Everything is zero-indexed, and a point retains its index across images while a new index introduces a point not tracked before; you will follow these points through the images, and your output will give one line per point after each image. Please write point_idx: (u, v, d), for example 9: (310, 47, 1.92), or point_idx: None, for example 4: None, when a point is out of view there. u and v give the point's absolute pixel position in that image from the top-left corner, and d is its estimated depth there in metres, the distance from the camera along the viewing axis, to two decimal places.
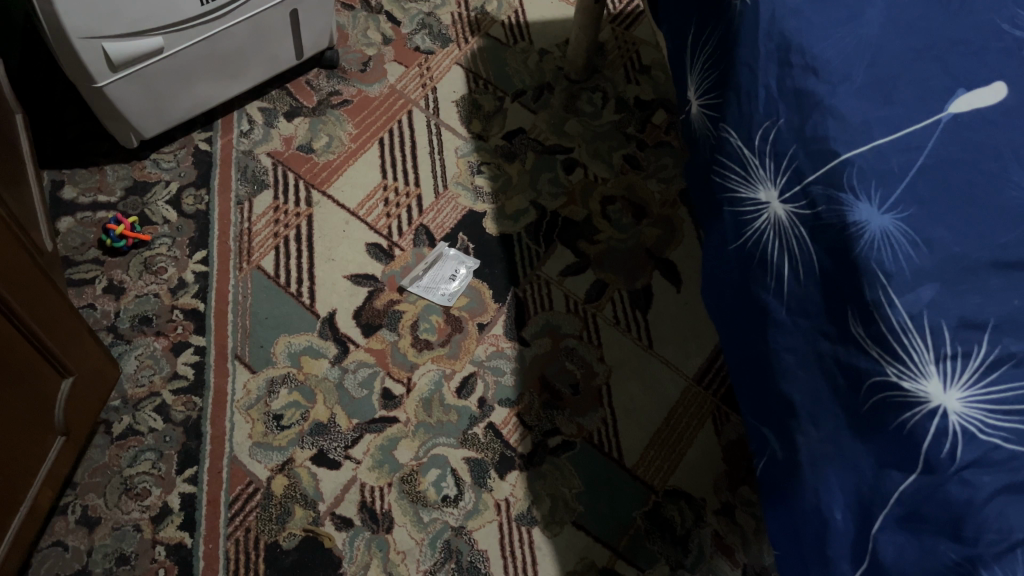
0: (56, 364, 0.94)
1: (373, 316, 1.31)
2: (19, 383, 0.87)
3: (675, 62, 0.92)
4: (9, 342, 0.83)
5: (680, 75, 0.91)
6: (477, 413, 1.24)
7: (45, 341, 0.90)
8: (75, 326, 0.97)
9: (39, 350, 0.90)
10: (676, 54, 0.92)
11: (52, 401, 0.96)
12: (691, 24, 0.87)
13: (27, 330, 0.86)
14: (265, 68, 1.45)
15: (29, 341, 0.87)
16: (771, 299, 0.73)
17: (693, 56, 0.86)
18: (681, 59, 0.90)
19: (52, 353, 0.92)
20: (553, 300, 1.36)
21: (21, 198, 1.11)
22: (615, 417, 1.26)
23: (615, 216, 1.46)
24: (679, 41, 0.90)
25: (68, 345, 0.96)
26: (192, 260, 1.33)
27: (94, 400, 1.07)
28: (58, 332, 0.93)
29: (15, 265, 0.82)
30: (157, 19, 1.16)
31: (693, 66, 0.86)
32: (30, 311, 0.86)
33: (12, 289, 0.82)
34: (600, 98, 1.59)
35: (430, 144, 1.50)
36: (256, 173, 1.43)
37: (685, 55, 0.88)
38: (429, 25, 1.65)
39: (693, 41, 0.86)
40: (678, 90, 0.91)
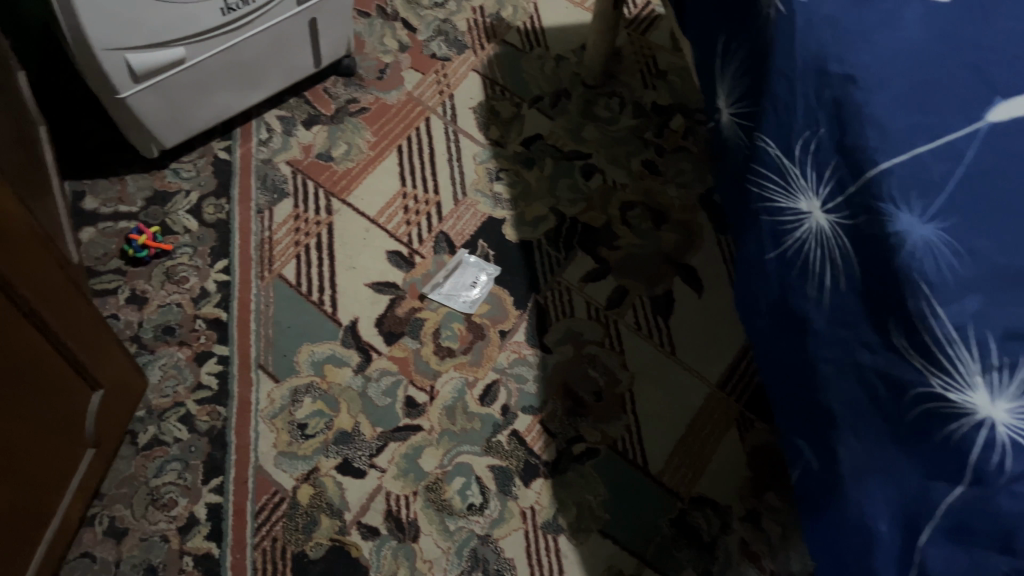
0: (85, 378, 0.94)
1: (395, 324, 1.31)
2: (50, 395, 0.87)
3: (702, 71, 0.92)
4: (38, 356, 0.83)
5: (708, 84, 0.91)
6: (501, 420, 1.24)
7: (76, 353, 0.90)
8: (103, 340, 0.97)
9: (68, 363, 0.90)
10: (703, 62, 0.92)
11: (83, 413, 0.96)
12: (719, 33, 0.87)
13: (55, 344, 0.86)
14: (284, 77, 1.45)
15: (58, 355, 0.87)
16: (811, 309, 0.73)
17: (722, 65, 0.86)
18: (709, 68, 0.90)
19: (79, 368, 0.92)
20: (574, 306, 1.36)
21: (48, 211, 1.11)
22: (639, 424, 1.26)
23: (635, 222, 1.46)
24: (707, 49, 0.90)
25: (96, 359, 0.96)
26: (214, 269, 1.33)
27: (123, 412, 1.07)
28: (87, 347, 0.93)
29: (48, 277, 0.83)
30: (179, 29, 1.17)
31: (723, 75, 0.86)
32: (63, 323, 0.87)
33: (45, 301, 0.83)
34: (618, 103, 1.59)
35: (449, 151, 1.50)
36: (275, 181, 1.43)
37: (713, 63, 0.88)
38: (445, 31, 1.65)
39: (723, 50, 0.86)
40: (706, 98, 0.91)
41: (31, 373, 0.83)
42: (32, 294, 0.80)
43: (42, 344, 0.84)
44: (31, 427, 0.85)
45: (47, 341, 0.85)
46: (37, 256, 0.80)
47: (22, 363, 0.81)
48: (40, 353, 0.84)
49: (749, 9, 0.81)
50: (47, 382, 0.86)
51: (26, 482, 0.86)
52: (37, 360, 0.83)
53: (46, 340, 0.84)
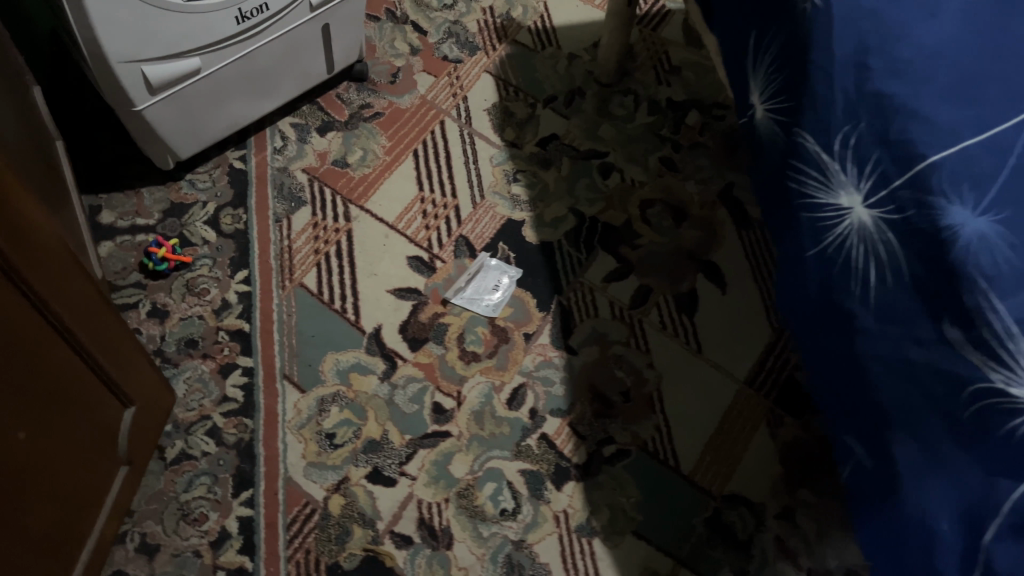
0: (116, 397, 0.93)
1: (419, 331, 1.30)
2: (84, 414, 0.87)
3: (732, 67, 0.91)
4: (71, 375, 0.82)
5: (739, 81, 0.90)
6: (529, 424, 1.23)
7: (108, 371, 0.90)
8: (134, 358, 0.96)
9: (99, 382, 0.89)
10: (733, 59, 0.91)
11: (116, 431, 0.95)
12: (750, 28, 0.86)
13: (86, 364, 0.85)
14: (297, 84, 1.44)
15: (90, 374, 0.86)
16: (856, 306, 0.71)
17: (754, 61, 0.86)
18: (740, 64, 0.89)
19: (110, 387, 0.91)
20: (598, 307, 1.35)
21: (71, 226, 1.10)
22: (668, 423, 1.25)
23: (655, 219, 1.45)
24: (737, 45, 0.89)
25: (127, 376, 0.95)
26: (235, 280, 1.32)
27: (154, 428, 1.06)
28: (118, 365, 0.92)
29: (81, 296, 0.82)
30: (194, 39, 1.16)
31: (756, 72, 0.85)
32: (95, 341, 0.86)
33: (78, 320, 0.82)
34: (632, 101, 1.58)
35: (464, 154, 1.49)
36: (292, 190, 1.42)
37: (745, 59, 0.87)
38: (455, 33, 1.64)
39: (755, 46, 0.85)
40: (737, 95, 0.90)
41: (63, 393, 0.82)
42: (66, 313, 0.79)
43: (75, 364, 0.83)
44: (66, 446, 0.84)
45: (79, 361, 0.84)
46: (70, 275, 0.80)
47: (56, 382, 0.80)
48: (72, 373, 0.83)
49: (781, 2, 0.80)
50: (80, 402, 0.85)
51: (61, 502, 0.85)
52: (69, 380, 0.82)
53: (78, 359, 0.83)
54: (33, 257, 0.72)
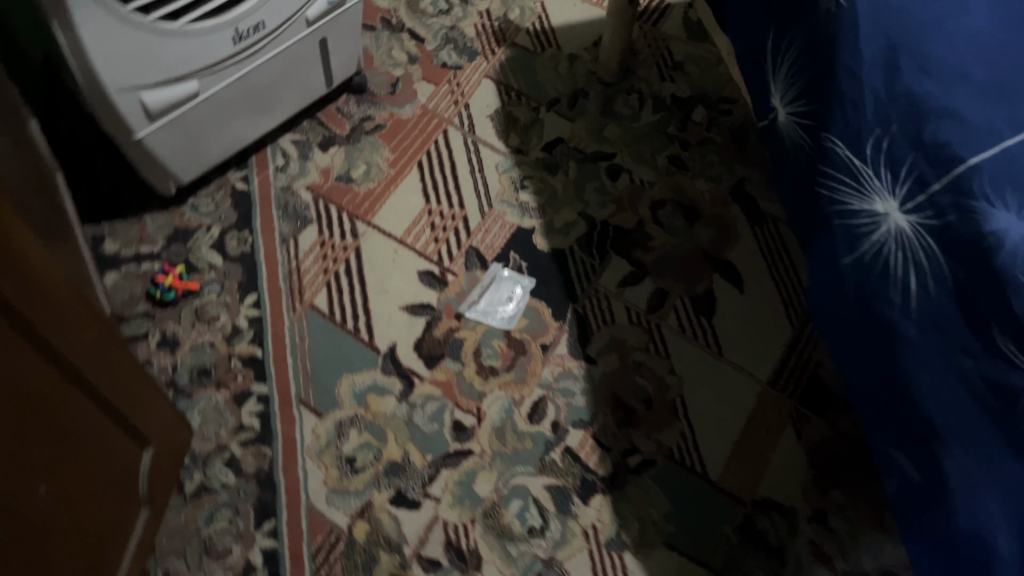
0: (134, 438, 0.91)
1: (434, 347, 1.28)
2: (103, 461, 0.84)
3: (749, 69, 0.89)
4: (90, 423, 0.80)
5: (757, 83, 0.87)
6: (552, 437, 1.21)
7: (125, 414, 0.87)
8: (150, 397, 0.94)
9: (118, 424, 0.87)
10: (749, 60, 0.88)
11: (136, 474, 0.93)
12: (766, 28, 0.84)
13: (104, 408, 0.83)
14: (296, 100, 1.41)
15: (109, 418, 0.84)
16: (898, 315, 0.69)
17: (773, 63, 0.83)
18: (758, 65, 0.86)
19: (128, 428, 0.89)
20: (614, 313, 1.33)
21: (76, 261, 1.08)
22: (693, 430, 1.23)
23: (667, 220, 1.42)
24: (754, 46, 0.87)
25: (145, 417, 0.93)
26: (244, 304, 1.30)
27: (173, 465, 1.04)
28: (135, 407, 0.90)
29: (96, 341, 0.80)
30: (190, 61, 1.14)
31: (776, 75, 0.83)
32: (112, 386, 0.84)
33: (94, 366, 0.80)
34: (637, 99, 1.55)
35: (470, 163, 1.47)
36: (297, 209, 1.40)
37: (764, 62, 0.85)
38: (453, 38, 1.61)
39: (773, 47, 0.83)
40: (756, 98, 0.88)
41: (83, 440, 0.80)
42: (82, 361, 0.77)
43: (93, 409, 0.81)
44: (87, 496, 0.82)
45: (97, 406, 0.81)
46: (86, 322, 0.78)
47: (75, 432, 0.78)
48: (90, 419, 0.81)
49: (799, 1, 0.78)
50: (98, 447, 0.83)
51: (83, 553, 0.83)
52: (86, 426, 0.80)
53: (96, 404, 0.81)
54: (49, 307, 0.70)
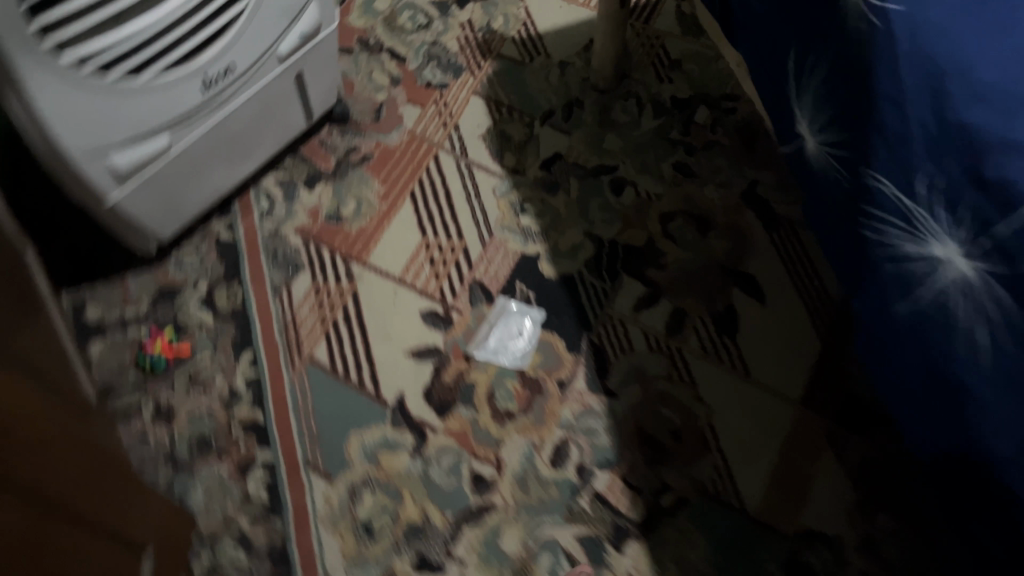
0: (132, 542, 0.84)
1: (445, 394, 1.21)
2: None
3: (771, 89, 0.81)
4: (88, 548, 0.74)
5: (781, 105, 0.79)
6: (578, 483, 1.15)
7: (121, 525, 0.81)
8: (141, 494, 0.87)
9: (114, 532, 0.80)
10: (771, 79, 0.80)
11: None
12: (788, 47, 0.76)
13: (98, 519, 0.76)
14: (277, 139, 1.33)
15: (105, 528, 0.78)
16: (964, 371, 0.61)
17: (799, 85, 0.75)
18: (782, 86, 0.78)
19: (124, 532, 0.82)
20: (632, 340, 1.25)
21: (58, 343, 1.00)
22: (727, 460, 1.16)
23: (678, 233, 1.34)
24: (775, 65, 0.79)
25: (140, 517, 0.86)
26: (240, 364, 1.22)
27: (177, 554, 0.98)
28: (127, 510, 0.83)
29: (90, 462, 0.73)
30: (161, 115, 1.05)
31: (802, 102, 0.75)
32: (105, 501, 0.77)
33: (88, 488, 0.73)
34: (635, 105, 1.47)
35: (465, 189, 1.39)
36: (287, 255, 1.32)
37: (787, 88, 0.77)
38: (436, 55, 1.53)
39: (798, 67, 0.75)
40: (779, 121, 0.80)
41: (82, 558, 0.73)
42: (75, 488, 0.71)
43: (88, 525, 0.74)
44: None
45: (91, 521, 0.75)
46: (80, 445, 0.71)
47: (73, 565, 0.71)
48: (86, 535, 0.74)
49: (826, 18, 0.70)
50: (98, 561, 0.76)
51: None
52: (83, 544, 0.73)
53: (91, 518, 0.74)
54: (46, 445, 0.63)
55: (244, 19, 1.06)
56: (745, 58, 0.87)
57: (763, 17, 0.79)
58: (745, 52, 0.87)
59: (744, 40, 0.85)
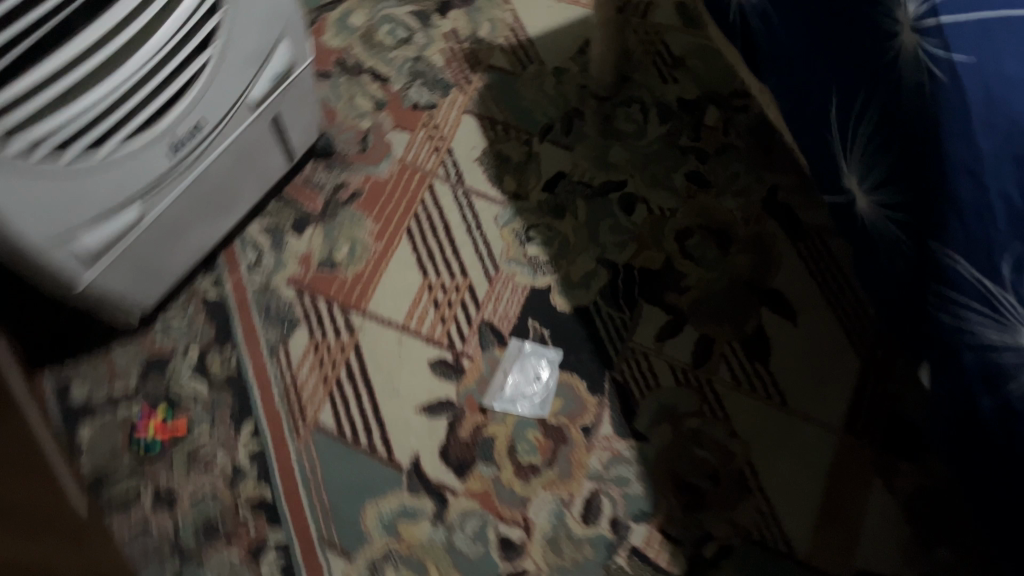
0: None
1: (462, 452, 1.13)
2: None
3: (811, 134, 0.72)
4: None
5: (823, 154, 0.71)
6: (614, 539, 1.07)
7: None
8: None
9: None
10: (810, 126, 0.72)
11: None
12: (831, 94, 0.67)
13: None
14: (257, 186, 1.23)
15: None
16: None
17: (844, 137, 0.67)
18: (825, 135, 0.69)
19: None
20: (657, 374, 1.17)
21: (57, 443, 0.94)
22: (770, 501, 1.08)
23: (697, 251, 1.25)
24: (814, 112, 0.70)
25: None
26: (242, 437, 1.14)
27: None
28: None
29: None
30: (128, 186, 0.94)
31: (850, 154, 0.66)
32: None
33: None
34: (640, 111, 1.36)
35: (465, 220, 1.29)
36: (281, 310, 1.24)
37: (831, 137, 0.69)
38: (421, 72, 1.42)
39: (841, 118, 0.66)
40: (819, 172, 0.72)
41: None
42: None
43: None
44: None
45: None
46: None
47: None
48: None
49: (877, 67, 0.61)
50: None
51: None
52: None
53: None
54: None
55: (210, 70, 0.95)
56: (776, 95, 0.78)
57: (798, 55, 0.70)
58: (776, 89, 0.78)
59: (773, 74, 0.76)
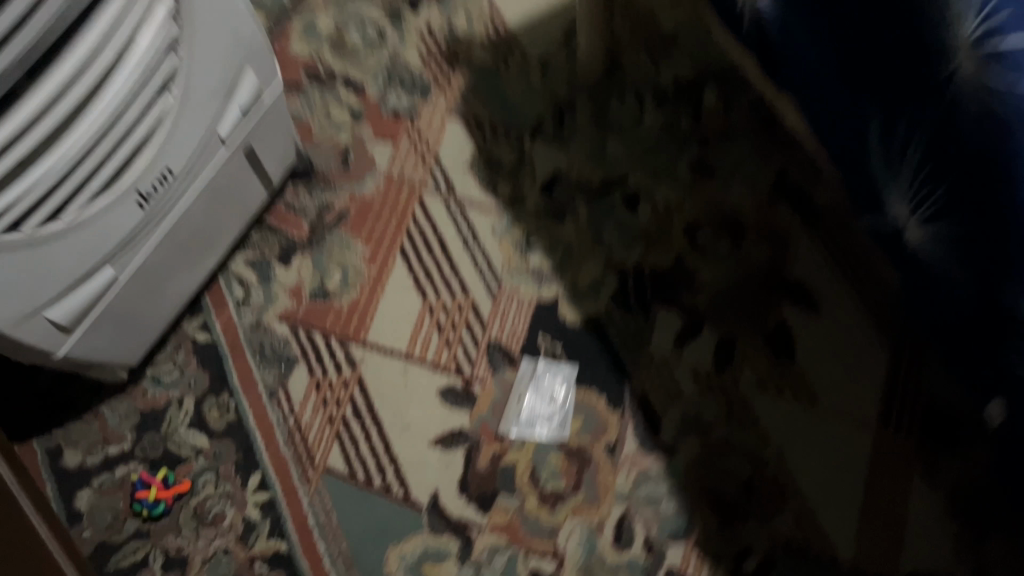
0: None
1: (483, 484, 1.07)
2: None
3: (848, 159, 0.70)
4: None
5: (863, 180, 0.69)
6: (650, 562, 1.02)
7: None
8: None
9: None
10: (848, 150, 0.70)
11: None
12: (874, 121, 0.65)
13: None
14: (236, 221, 1.15)
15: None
16: None
17: (889, 165, 0.65)
18: (864, 161, 0.68)
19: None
20: (679, 382, 1.11)
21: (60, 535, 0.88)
22: (809, 507, 1.04)
23: (709, 245, 1.18)
24: (854, 137, 0.68)
25: None
26: (249, 489, 1.08)
27: None
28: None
29: None
30: (98, 250, 0.87)
31: (899, 179, 0.64)
32: None
33: None
34: (634, 98, 1.28)
35: (461, 234, 1.22)
36: (276, 349, 1.17)
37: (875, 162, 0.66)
38: (398, 76, 1.33)
39: (885, 146, 0.64)
40: (859, 196, 0.70)
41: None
42: None
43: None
44: None
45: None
46: None
47: None
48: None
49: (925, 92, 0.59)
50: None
51: None
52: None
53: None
54: None
55: (172, 116, 0.86)
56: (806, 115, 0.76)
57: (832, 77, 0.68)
58: (805, 108, 0.75)
59: (803, 92, 0.73)
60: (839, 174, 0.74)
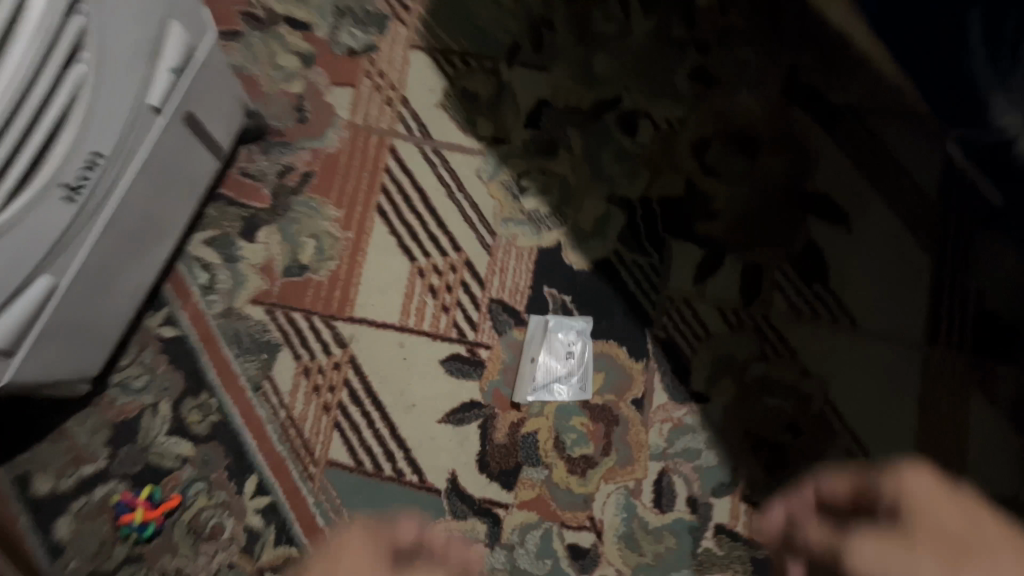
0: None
1: (504, 458, 0.97)
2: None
3: (909, 58, 0.80)
4: None
5: (928, 71, 0.79)
6: (697, 520, 0.94)
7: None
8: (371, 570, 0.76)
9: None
10: (913, 50, 0.79)
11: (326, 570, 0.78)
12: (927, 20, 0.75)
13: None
14: (183, 198, 1.00)
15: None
16: None
17: (996, 66, 0.69)
18: (957, 61, 0.73)
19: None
20: (704, 320, 1.01)
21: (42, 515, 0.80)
22: (861, 440, 0.96)
23: (721, 164, 1.06)
24: (900, 35, 0.79)
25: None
26: (246, 495, 0.98)
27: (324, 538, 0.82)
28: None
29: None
30: (26, 260, 0.72)
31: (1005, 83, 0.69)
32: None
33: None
34: (618, 5, 1.13)
35: (444, 183, 1.08)
36: (254, 336, 1.04)
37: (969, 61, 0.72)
38: (347, 8, 1.16)
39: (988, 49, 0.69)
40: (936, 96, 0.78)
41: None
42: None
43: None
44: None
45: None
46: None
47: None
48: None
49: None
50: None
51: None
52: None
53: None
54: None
55: (89, 89, 0.70)
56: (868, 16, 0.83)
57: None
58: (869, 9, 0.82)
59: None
60: (923, 77, 0.80)
